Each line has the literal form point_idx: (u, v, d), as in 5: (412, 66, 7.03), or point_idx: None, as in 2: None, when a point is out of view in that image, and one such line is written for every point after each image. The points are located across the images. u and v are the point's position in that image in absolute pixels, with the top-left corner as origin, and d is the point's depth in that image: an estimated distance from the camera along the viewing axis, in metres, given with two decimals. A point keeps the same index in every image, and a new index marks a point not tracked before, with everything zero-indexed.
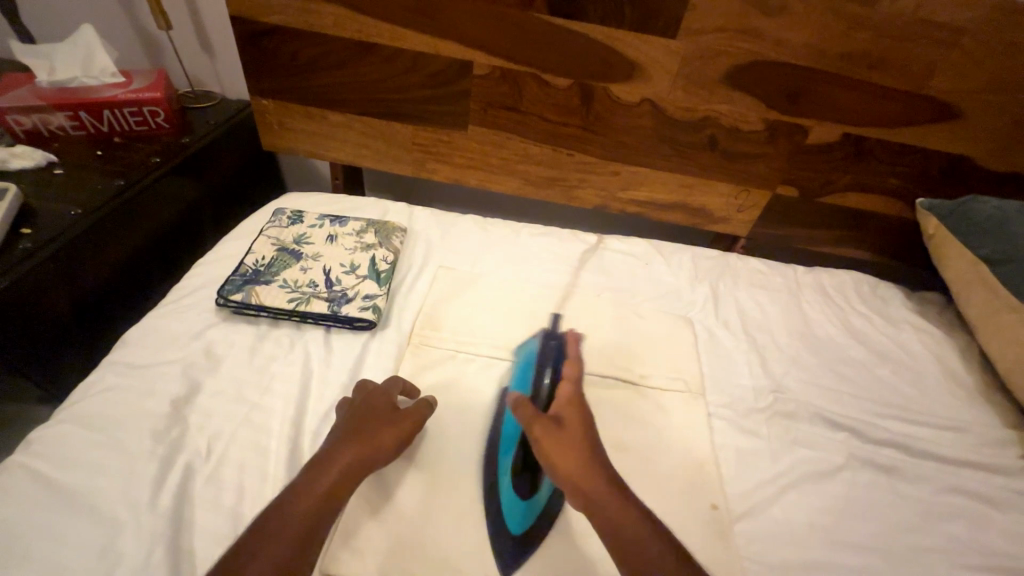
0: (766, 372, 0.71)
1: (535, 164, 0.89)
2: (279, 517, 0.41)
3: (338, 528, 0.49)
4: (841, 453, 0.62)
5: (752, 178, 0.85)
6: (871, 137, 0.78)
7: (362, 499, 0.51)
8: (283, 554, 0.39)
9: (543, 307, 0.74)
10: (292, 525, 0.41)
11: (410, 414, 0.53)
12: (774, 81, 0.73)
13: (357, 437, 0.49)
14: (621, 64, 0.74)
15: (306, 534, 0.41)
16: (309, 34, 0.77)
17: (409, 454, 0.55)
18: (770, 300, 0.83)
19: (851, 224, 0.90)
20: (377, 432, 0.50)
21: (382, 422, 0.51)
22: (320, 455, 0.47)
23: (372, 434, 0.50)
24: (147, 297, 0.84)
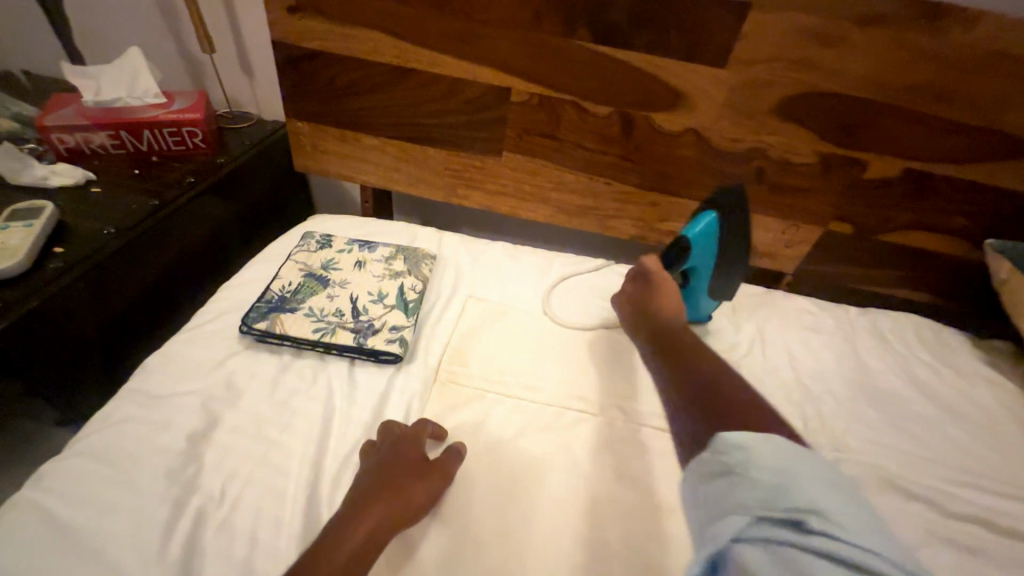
0: (822, 427, 0.64)
1: (570, 192, 0.86)
2: None
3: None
4: (914, 528, 0.55)
5: (802, 212, 0.80)
6: (935, 173, 0.72)
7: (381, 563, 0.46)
8: None
9: (578, 344, 0.70)
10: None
11: (440, 467, 0.51)
12: (831, 113, 0.69)
13: (383, 492, 0.46)
14: (666, 92, 0.71)
15: None
16: (348, 59, 0.77)
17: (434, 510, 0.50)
18: (821, 343, 0.77)
19: (910, 263, 0.84)
20: (404, 486, 0.47)
21: (408, 474, 0.48)
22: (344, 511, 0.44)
23: (402, 488, 0.47)
24: (171, 318, 0.83)
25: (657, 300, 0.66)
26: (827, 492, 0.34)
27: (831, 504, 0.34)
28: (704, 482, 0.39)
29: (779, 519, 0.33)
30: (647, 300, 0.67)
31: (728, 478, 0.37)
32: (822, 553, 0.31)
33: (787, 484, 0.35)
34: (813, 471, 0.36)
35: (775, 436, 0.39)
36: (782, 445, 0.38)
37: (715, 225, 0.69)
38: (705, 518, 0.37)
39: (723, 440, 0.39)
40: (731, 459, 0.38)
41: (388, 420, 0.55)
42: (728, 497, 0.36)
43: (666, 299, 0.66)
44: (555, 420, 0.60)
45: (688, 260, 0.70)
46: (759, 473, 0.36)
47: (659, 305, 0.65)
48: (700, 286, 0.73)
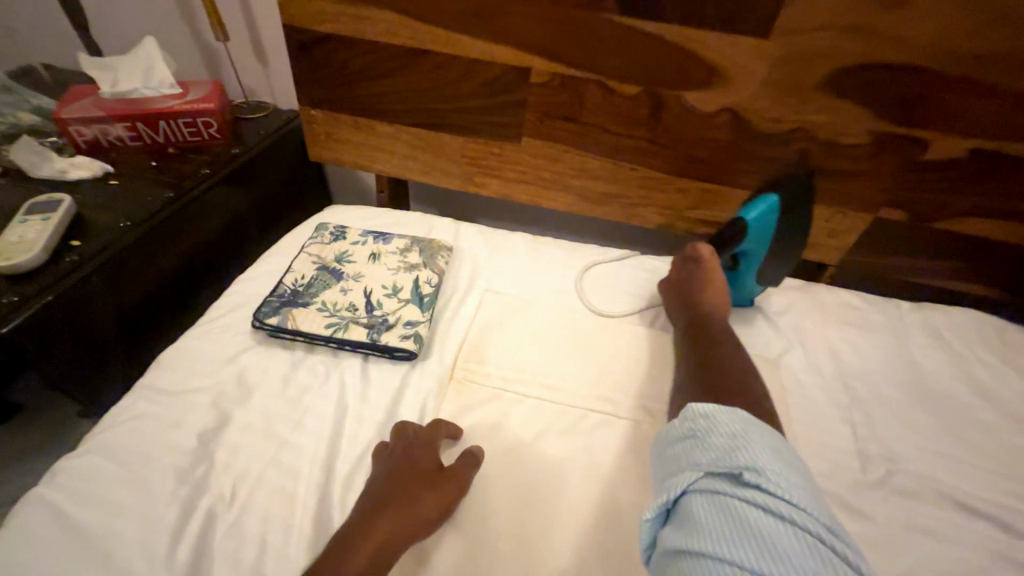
0: (872, 435, 0.59)
1: (594, 180, 0.81)
2: None
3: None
4: (980, 551, 0.49)
5: (851, 198, 0.73)
6: (1010, 154, 0.64)
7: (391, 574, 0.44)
8: None
9: (602, 341, 0.66)
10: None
11: (455, 472, 0.48)
12: (889, 87, 0.62)
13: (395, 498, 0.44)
14: (701, 68, 0.65)
15: None
16: (361, 42, 0.73)
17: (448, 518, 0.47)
18: (870, 342, 0.70)
19: (971, 254, 0.76)
20: (416, 492, 0.45)
21: (422, 479, 0.46)
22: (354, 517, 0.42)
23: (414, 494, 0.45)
24: (188, 310, 0.83)
25: (703, 288, 0.65)
26: (769, 454, 0.39)
27: (771, 464, 0.38)
28: (671, 442, 0.45)
29: (722, 473, 0.39)
30: (691, 283, 0.66)
31: (689, 438, 0.43)
32: (751, 499, 0.36)
33: (732, 445, 0.40)
34: (764, 439, 0.41)
35: (737, 410, 0.44)
36: (741, 416, 0.43)
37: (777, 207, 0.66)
38: (666, 472, 0.43)
39: (692, 410, 0.45)
40: (694, 425, 0.44)
41: (401, 421, 0.52)
42: (684, 454, 0.42)
43: (712, 287, 0.65)
44: (577, 423, 0.57)
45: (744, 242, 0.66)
46: (714, 436, 0.42)
47: (705, 293, 0.65)
48: (750, 272, 0.69)
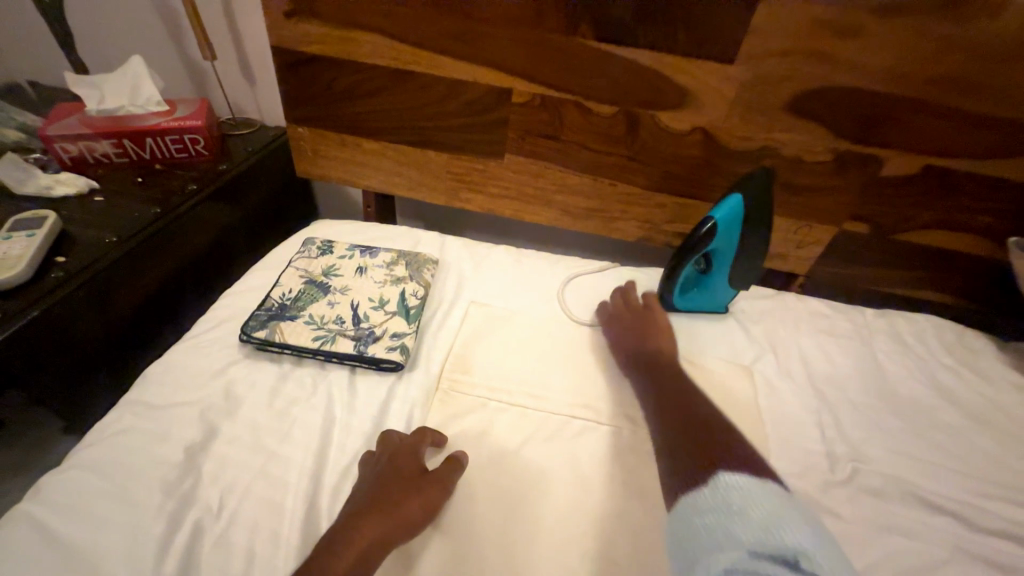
0: (841, 436, 0.61)
1: (575, 194, 0.84)
2: None
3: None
4: (942, 544, 0.51)
5: (817, 211, 0.77)
6: (959, 170, 0.69)
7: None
8: None
9: (583, 350, 0.69)
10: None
11: (439, 478, 0.50)
12: (846, 109, 0.66)
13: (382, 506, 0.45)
14: (673, 90, 0.69)
15: None
16: (347, 63, 0.76)
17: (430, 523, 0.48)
18: (838, 347, 0.74)
19: (931, 264, 0.80)
20: (400, 500, 0.46)
21: (405, 487, 0.47)
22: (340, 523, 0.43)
23: (400, 499, 0.46)
24: (173, 325, 0.83)
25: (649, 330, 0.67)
26: (814, 535, 0.35)
27: (823, 551, 0.34)
28: (695, 514, 0.39)
29: (767, 553, 0.34)
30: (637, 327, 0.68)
31: (721, 511, 0.38)
32: None
33: (778, 524, 0.35)
34: (798, 514, 0.37)
35: (768, 480, 0.40)
36: (773, 487, 0.39)
37: (743, 211, 0.64)
38: (695, 554, 0.37)
39: (723, 479, 0.40)
40: (727, 495, 0.39)
41: (387, 430, 0.54)
42: (720, 531, 0.37)
43: (656, 328, 0.68)
44: (560, 429, 0.58)
45: (712, 243, 0.66)
46: (754, 512, 0.37)
47: (649, 334, 0.66)
48: (722, 270, 0.70)
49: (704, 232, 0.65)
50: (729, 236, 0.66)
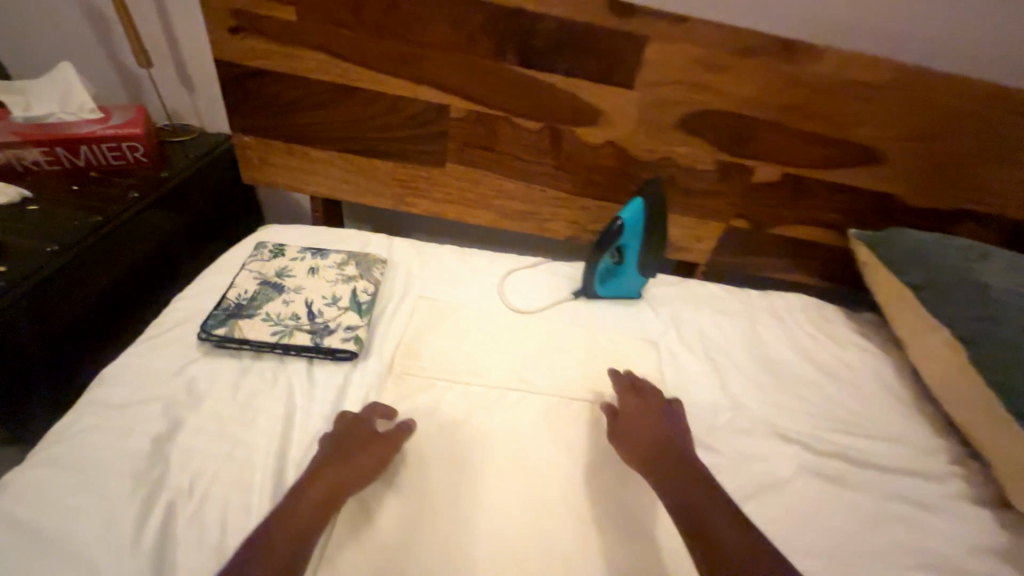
0: (725, 391, 0.76)
1: (510, 199, 0.94)
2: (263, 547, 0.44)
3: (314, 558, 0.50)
4: (792, 466, 0.67)
5: (709, 211, 0.93)
6: (808, 177, 0.87)
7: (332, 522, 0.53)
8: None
9: (520, 335, 0.79)
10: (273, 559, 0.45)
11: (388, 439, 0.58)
12: (723, 128, 0.82)
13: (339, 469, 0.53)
14: (587, 109, 0.81)
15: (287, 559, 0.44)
16: (293, 77, 0.81)
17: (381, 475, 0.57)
18: (728, 323, 0.89)
19: (798, 252, 0.99)
20: (355, 459, 0.55)
21: (360, 450, 0.56)
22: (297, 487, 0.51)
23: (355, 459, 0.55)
24: (118, 333, 0.83)
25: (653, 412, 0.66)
26: None
27: None
28: None
29: None
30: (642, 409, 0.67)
31: None
32: None
33: None
34: None
35: None
36: None
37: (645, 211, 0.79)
38: None
39: None
40: None
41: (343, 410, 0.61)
42: None
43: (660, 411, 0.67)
44: (500, 401, 0.68)
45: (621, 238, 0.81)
46: None
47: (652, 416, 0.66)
48: (631, 263, 0.84)
49: (615, 228, 0.79)
50: (634, 233, 0.80)
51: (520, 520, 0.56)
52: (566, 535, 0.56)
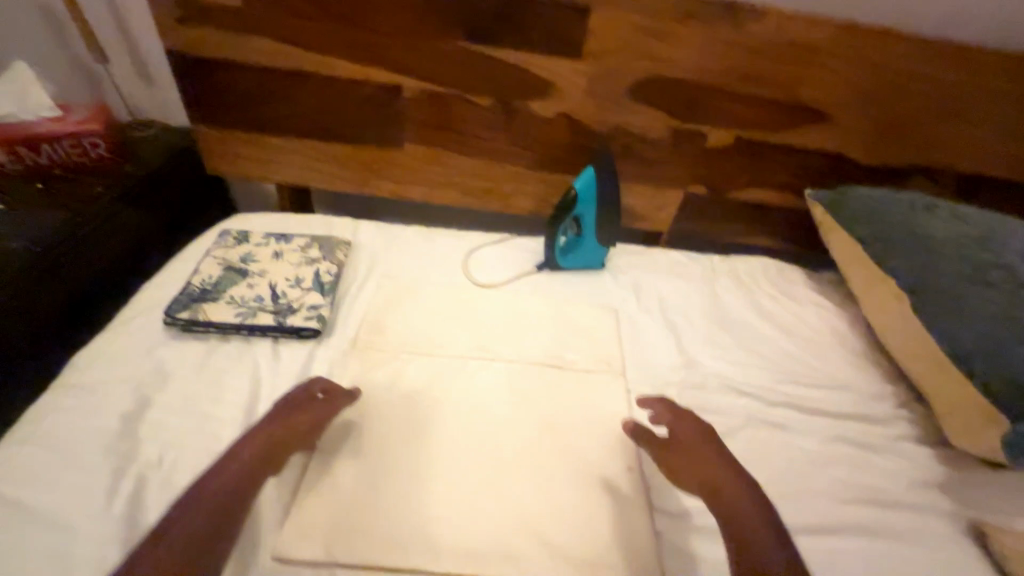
0: (681, 351, 0.79)
1: (472, 176, 0.96)
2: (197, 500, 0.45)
3: (275, 515, 0.52)
4: (742, 416, 0.71)
5: (667, 179, 0.95)
6: (761, 140, 0.89)
7: (288, 481, 0.55)
8: (199, 533, 0.43)
9: (482, 307, 0.81)
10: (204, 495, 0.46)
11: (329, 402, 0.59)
12: (673, 95, 0.83)
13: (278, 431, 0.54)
14: (538, 83, 0.82)
15: (222, 511, 0.45)
16: (246, 65, 0.82)
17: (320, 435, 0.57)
18: (688, 287, 0.92)
19: (757, 215, 1.01)
20: (294, 418, 0.55)
21: (299, 409, 0.57)
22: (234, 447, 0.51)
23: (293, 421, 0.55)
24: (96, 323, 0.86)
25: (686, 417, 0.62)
26: None
27: None
28: None
29: None
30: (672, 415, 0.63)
31: None
32: None
33: None
34: None
35: None
36: None
37: (595, 180, 0.81)
38: None
39: None
40: None
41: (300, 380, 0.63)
42: None
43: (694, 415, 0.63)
44: (461, 369, 0.71)
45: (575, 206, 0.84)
46: None
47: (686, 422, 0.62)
48: (590, 232, 0.86)
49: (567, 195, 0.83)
50: (585, 202, 0.83)
51: (479, 473, 0.59)
52: (524, 484, 0.58)
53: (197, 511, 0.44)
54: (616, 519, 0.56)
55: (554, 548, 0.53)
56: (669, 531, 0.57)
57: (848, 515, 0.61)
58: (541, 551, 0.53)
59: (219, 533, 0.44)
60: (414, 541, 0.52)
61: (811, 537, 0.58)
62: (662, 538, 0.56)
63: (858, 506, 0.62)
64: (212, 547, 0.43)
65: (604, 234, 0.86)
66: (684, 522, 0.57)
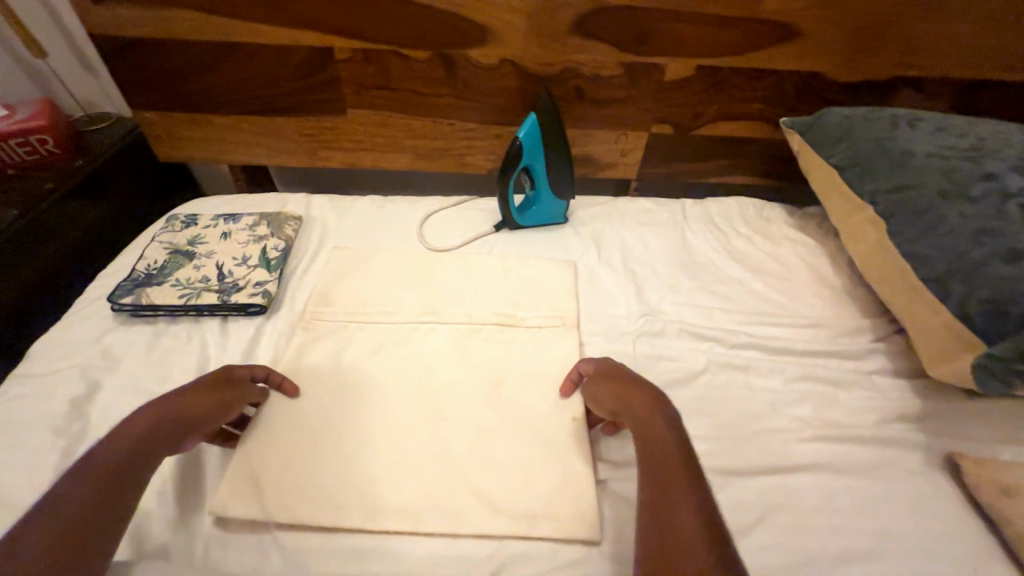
0: (641, 300, 0.76)
1: (422, 138, 0.92)
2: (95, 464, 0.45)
3: (214, 483, 0.54)
4: (701, 360, 0.68)
5: (626, 121, 0.89)
6: (722, 67, 0.81)
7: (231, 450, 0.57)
8: (93, 495, 0.43)
9: (434, 271, 0.79)
10: (105, 460, 0.46)
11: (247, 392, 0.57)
12: (619, 25, 0.77)
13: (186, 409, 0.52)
14: (471, 28, 0.77)
15: (120, 477, 0.45)
16: (171, 42, 0.79)
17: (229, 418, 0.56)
18: (654, 234, 0.88)
19: (730, 151, 0.94)
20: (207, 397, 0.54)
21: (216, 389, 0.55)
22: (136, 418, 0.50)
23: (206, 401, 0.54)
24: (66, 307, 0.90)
25: (657, 409, 0.53)
26: None
27: None
28: None
29: None
30: (637, 404, 0.54)
31: None
32: None
33: None
34: None
35: None
36: None
37: (539, 125, 0.77)
38: None
39: None
40: None
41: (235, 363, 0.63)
42: None
43: (668, 407, 0.54)
44: (409, 334, 0.70)
45: (523, 158, 0.79)
46: None
47: (654, 414, 0.53)
48: (542, 183, 0.82)
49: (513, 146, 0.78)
50: (535, 150, 0.78)
51: (420, 434, 0.59)
52: (466, 443, 0.58)
53: (98, 475, 0.44)
54: (560, 475, 0.56)
55: (493, 502, 0.53)
56: (616, 479, 0.56)
57: (808, 453, 0.58)
58: (479, 505, 0.53)
59: (114, 499, 0.44)
60: (351, 501, 0.52)
61: (765, 477, 0.56)
62: (605, 486, 0.56)
63: (819, 444, 0.59)
64: (106, 509, 0.43)
65: (559, 182, 0.82)
66: (628, 471, 0.56)
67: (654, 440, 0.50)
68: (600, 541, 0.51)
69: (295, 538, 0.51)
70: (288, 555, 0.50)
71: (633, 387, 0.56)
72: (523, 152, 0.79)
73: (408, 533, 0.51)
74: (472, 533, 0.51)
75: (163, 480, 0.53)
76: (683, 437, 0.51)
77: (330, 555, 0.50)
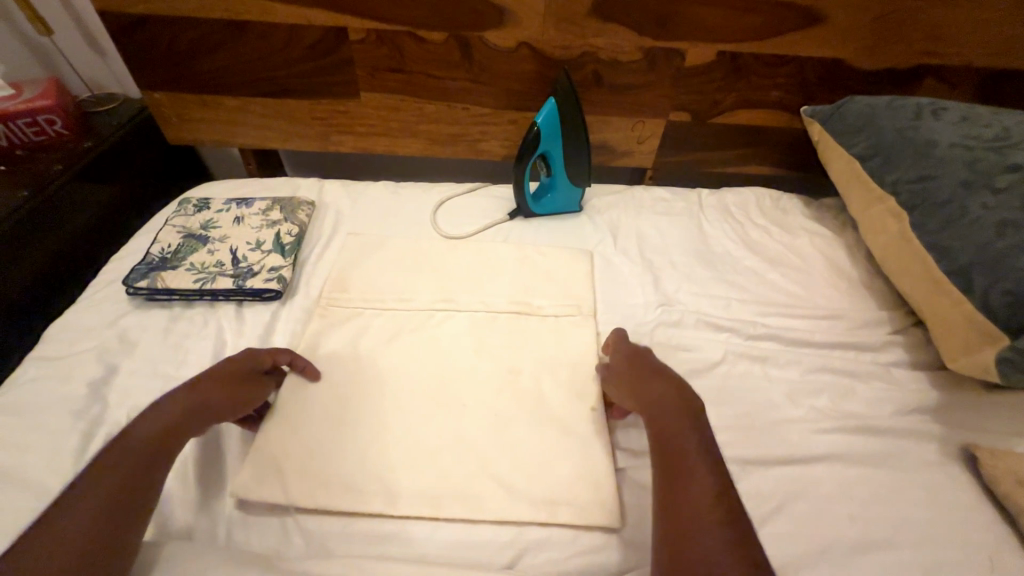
0: (657, 290, 0.75)
1: (435, 122, 0.90)
2: (125, 451, 0.45)
3: (236, 468, 0.54)
4: (718, 350, 0.68)
5: (643, 107, 0.87)
6: (744, 52, 0.79)
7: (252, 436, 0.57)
8: (125, 482, 0.43)
9: (448, 259, 0.79)
10: (134, 449, 0.46)
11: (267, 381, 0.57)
12: (641, 8, 0.75)
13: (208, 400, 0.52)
14: (490, 10, 0.75)
15: (151, 464, 0.46)
16: (181, 19, 0.77)
17: (251, 408, 0.55)
18: (670, 223, 0.87)
19: (747, 140, 0.93)
20: (228, 387, 0.54)
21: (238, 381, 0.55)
22: (158, 405, 0.50)
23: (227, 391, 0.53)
24: (77, 289, 0.89)
25: (672, 393, 0.54)
26: None
27: None
28: None
29: None
30: (659, 389, 0.55)
31: None
32: None
33: None
34: None
35: None
36: None
37: (558, 111, 0.75)
38: None
39: None
40: None
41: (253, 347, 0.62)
42: None
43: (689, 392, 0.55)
44: (424, 321, 0.70)
45: (539, 146, 0.78)
46: None
47: (672, 401, 0.53)
48: (559, 172, 0.81)
49: (530, 134, 0.78)
50: (552, 136, 0.77)
51: (439, 421, 0.58)
52: (484, 431, 0.58)
53: (128, 465, 0.44)
54: (579, 467, 0.55)
55: (513, 487, 0.53)
56: (633, 467, 0.56)
57: (825, 443, 0.58)
58: (497, 490, 0.53)
59: (144, 487, 0.44)
60: (371, 488, 0.53)
61: (782, 466, 0.56)
62: (622, 473, 0.56)
63: (836, 435, 0.59)
64: (140, 495, 0.43)
65: (575, 171, 0.81)
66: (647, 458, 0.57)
67: (669, 420, 0.52)
68: (620, 528, 0.51)
69: (317, 523, 0.51)
70: (311, 539, 0.50)
71: (648, 373, 0.58)
72: (540, 137, 0.78)
73: (428, 518, 0.51)
74: (493, 519, 0.51)
75: (183, 468, 0.53)
76: (701, 422, 0.52)
77: (352, 539, 0.50)
